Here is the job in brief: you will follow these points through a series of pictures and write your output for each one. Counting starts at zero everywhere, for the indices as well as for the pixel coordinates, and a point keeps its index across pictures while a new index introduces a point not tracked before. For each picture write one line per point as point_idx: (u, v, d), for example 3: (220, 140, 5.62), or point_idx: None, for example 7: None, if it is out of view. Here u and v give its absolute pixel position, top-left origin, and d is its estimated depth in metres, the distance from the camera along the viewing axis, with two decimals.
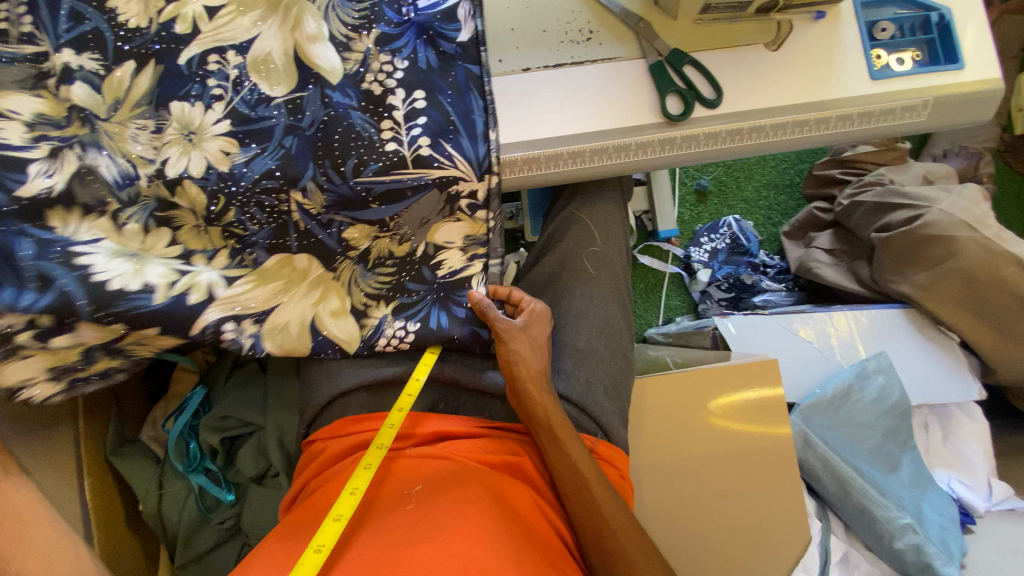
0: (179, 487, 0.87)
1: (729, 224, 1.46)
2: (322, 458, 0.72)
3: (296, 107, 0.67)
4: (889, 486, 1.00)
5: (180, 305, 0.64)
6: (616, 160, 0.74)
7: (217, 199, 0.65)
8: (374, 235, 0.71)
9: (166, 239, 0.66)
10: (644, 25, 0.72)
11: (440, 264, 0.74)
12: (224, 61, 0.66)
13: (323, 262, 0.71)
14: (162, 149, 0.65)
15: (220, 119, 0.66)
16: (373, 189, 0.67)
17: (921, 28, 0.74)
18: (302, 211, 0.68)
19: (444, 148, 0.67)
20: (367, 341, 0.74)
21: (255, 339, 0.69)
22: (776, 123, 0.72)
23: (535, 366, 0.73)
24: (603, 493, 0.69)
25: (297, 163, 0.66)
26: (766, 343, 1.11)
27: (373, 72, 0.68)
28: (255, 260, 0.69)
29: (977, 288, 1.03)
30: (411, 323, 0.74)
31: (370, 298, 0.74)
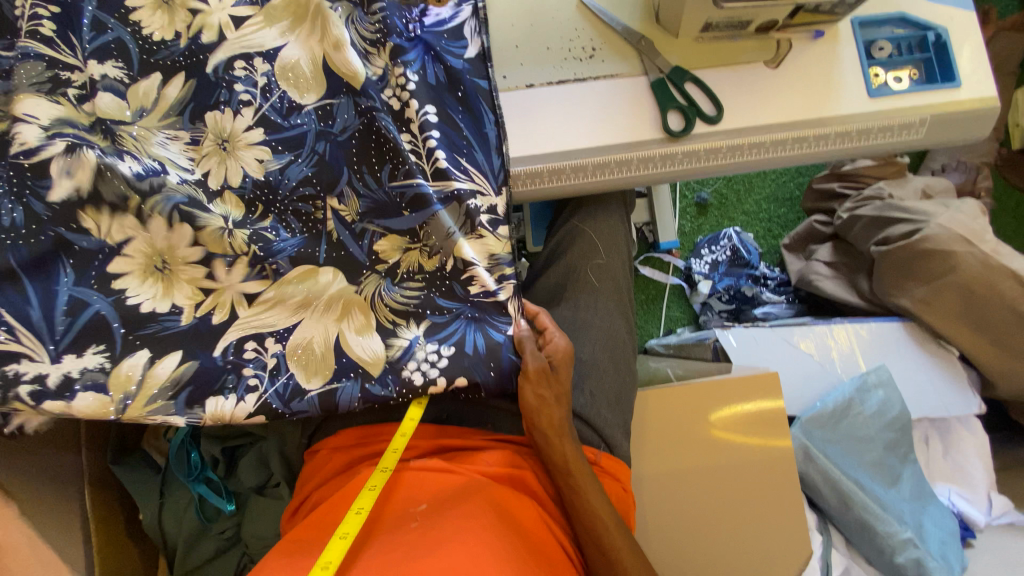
0: (181, 495, 0.88)
1: (729, 236, 1.47)
2: (327, 469, 0.74)
3: (326, 113, 0.68)
4: (890, 501, 1.00)
5: (205, 326, 0.62)
6: (614, 176, 0.74)
7: (255, 207, 0.66)
8: (403, 247, 0.68)
9: (189, 238, 0.63)
10: (646, 44, 0.74)
11: (470, 282, 0.67)
12: (251, 69, 0.67)
13: (347, 275, 0.66)
14: (201, 161, 0.66)
15: (251, 126, 0.67)
16: (405, 193, 0.67)
17: (919, 47, 0.76)
18: (338, 218, 0.67)
19: (460, 162, 0.69)
20: (393, 366, 0.64)
21: (278, 358, 0.63)
22: (776, 140, 0.73)
23: (558, 414, 0.70)
24: (599, 499, 0.70)
25: (332, 170, 0.68)
26: (766, 356, 1.12)
27: (391, 86, 0.69)
28: (276, 270, 0.65)
29: (974, 302, 1.04)
30: (444, 348, 0.65)
31: (396, 317, 0.66)
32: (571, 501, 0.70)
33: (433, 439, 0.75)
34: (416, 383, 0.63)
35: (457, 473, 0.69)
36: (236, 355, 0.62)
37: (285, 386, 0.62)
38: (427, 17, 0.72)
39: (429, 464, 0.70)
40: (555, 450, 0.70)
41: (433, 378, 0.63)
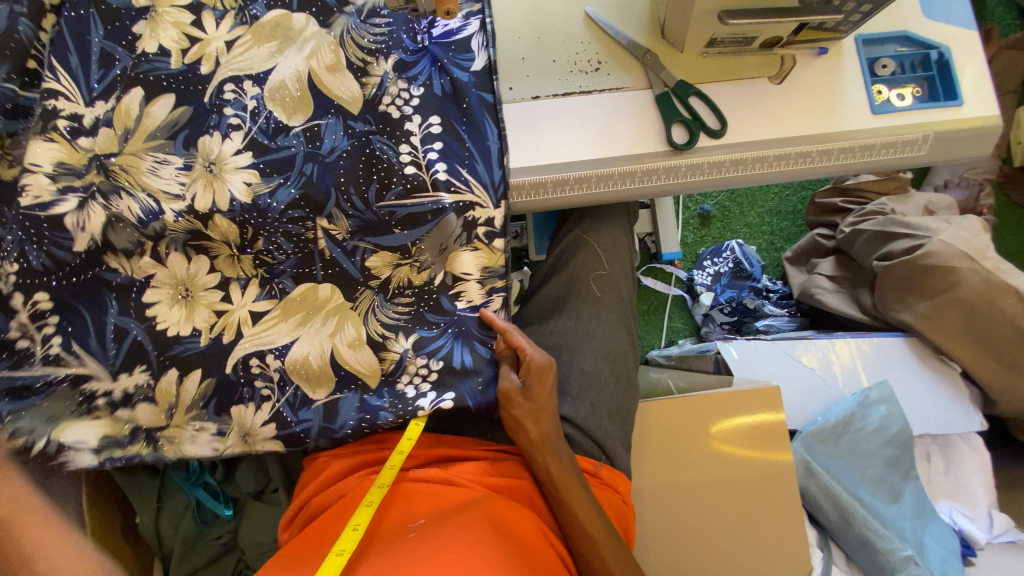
0: (178, 500, 0.87)
1: (732, 248, 1.47)
2: (322, 478, 0.73)
3: (314, 135, 0.68)
4: (891, 517, 0.99)
5: (218, 346, 0.68)
6: (620, 187, 0.74)
7: (245, 229, 0.67)
8: (395, 262, 0.71)
9: (206, 267, 0.68)
10: (651, 57, 0.74)
11: (458, 296, 0.73)
12: (241, 91, 0.68)
13: (344, 291, 0.70)
14: (190, 186, 0.66)
15: (240, 150, 0.67)
16: (396, 212, 0.69)
17: (921, 65, 0.76)
18: (329, 237, 0.69)
19: (460, 172, 0.70)
20: (388, 377, 0.71)
21: (281, 372, 0.69)
22: (781, 154, 0.73)
23: (536, 433, 0.71)
24: (585, 509, 0.70)
25: (319, 191, 0.68)
26: (769, 368, 1.11)
27: (390, 96, 0.70)
28: (283, 289, 0.70)
29: (976, 318, 1.04)
30: (433, 361, 0.71)
31: (387, 330, 0.71)
32: (559, 510, 0.70)
33: (433, 448, 0.75)
34: (410, 399, 0.70)
35: (452, 482, 0.70)
36: (246, 371, 0.69)
37: (293, 398, 0.69)
38: (435, 28, 0.73)
39: (427, 475, 0.71)
40: (541, 462, 0.71)
41: (423, 393, 0.70)
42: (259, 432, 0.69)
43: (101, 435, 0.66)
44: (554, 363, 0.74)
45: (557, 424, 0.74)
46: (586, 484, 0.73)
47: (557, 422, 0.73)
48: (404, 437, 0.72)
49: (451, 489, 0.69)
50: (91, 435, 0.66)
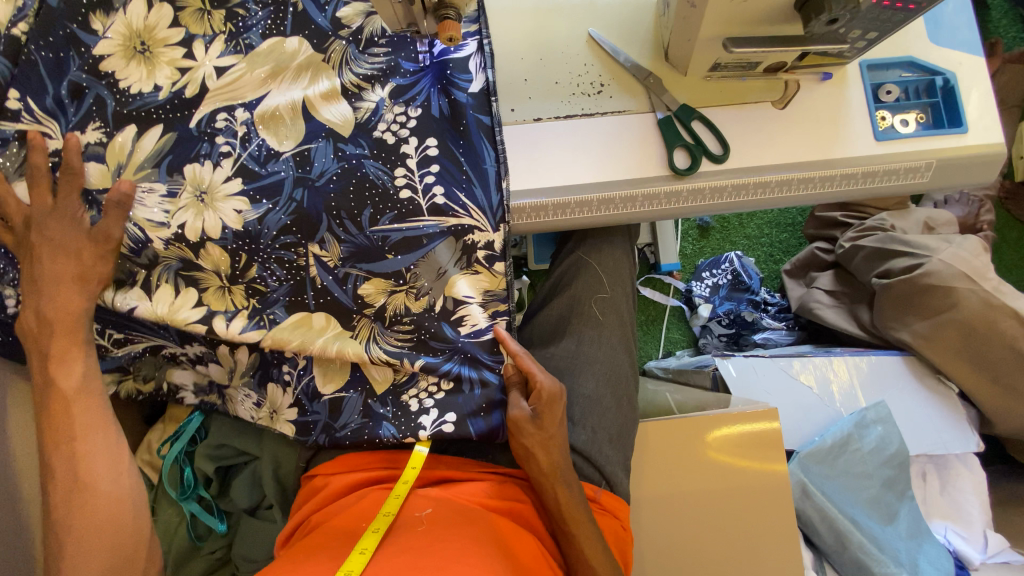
0: (172, 514, 0.89)
1: (731, 260, 1.46)
2: (322, 495, 0.74)
3: (304, 159, 0.70)
4: (886, 538, 1.00)
5: (253, 330, 0.70)
6: (621, 211, 0.74)
7: (239, 256, 0.70)
8: (389, 289, 0.71)
9: (193, 300, 0.71)
10: (653, 80, 0.74)
11: (461, 321, 0.72)
12: (232, 118, 0.71)
13: (341, 321, 0.71)
14: (177, 213, 0.69)
15: (229, 177, 0.70)
16: (388, 238, 0.70)
17: (926, 91, 0.76)
18: (321, 264, 0.70)
19: (457, 197, 0.70)
20: (396, 389, 0.73)
21: (307, 360, 0.72)
22: (782, 179, 0.73)
23: (547, 463, 0.71)
24: (590, 541, 0.71)
25: (311, 216, 0.70)
26: (766, 387, 1.11)
27: (386, 122, 0.71)
28: (273, 319, 0.71)
29: (975, 339, 1.04)
30: (444, 381, 0.72)
31: (392, 355, 0.71)
32: (564, 541, 0.71)
33: (432, 469, 0.76)
34: (413, 414, 0.71)
35: (456, 502, 0.70)
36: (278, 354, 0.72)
37: (307, 388, 0.73)
38: (435, 46, 0.73)
39: (433, 494, 0.72)
40: (548, 489, 0.72)
41: (427, 408, 0.71)
42: (284, 411, 0.74)
43: (194, 382, 0.78)
44: (564, 386, 0.74)
45: (567, 454, 0.74)
46: (591, 514, 0.73)
47: (567, 451, 0.74)
48: (408, 466, 0.74)
49: (450, 509, 0.69)
50: (188, 380, 0.78)
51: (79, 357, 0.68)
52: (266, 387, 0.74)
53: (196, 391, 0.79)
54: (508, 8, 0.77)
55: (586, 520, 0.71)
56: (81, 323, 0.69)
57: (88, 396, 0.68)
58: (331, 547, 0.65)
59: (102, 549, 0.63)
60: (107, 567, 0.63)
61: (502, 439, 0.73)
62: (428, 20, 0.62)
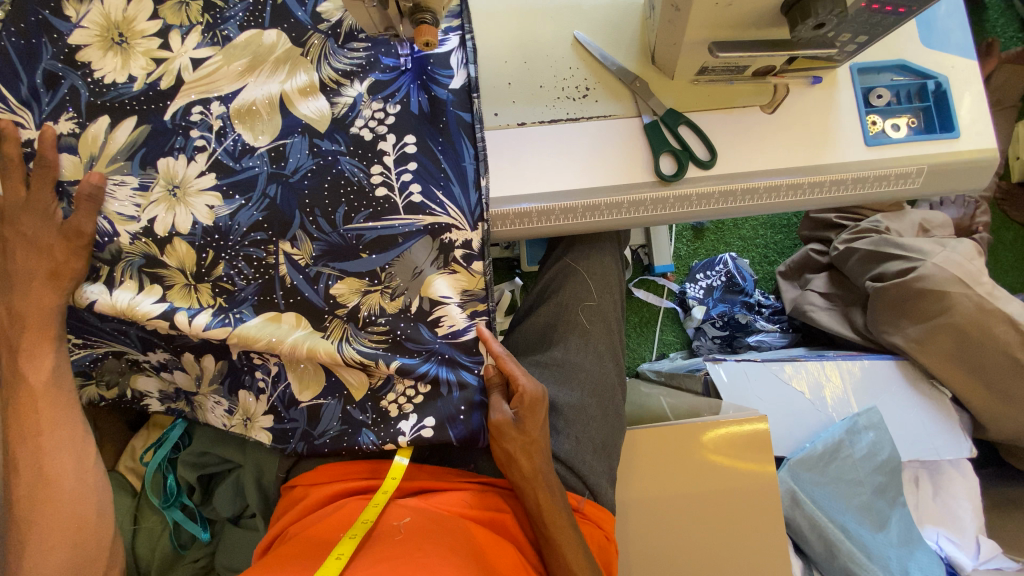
0: (154, 522, 0.88)
1: (725, 261, 1.44)
2: (301, 506, 0.73)
3: (279, 155, 0.70)
4: (875, 547, 0.98)
5: (217, 329, 0.68)
6: (607, 218, 0.73)
7: (207, 252, 0.69)
8: (363, 289, 0.70)
9: (156, 296, 0.69)
10: (640, 85, 0.73)
11: (438, 321, 0.70)
12: (208, 112, 0.70)
13: (312, 321, 0.70)
14: (148, 207, 0.69)
15: (203, 172, 0.69)
16: (363, 236, 0.69)
17: (918, 95, 0.75)
18: (291, 262, 0.69)
19: (435, 195, 0.69)
20: (373, 394, 0.71)
21: (279, 365, 0.72)
22: (770, 186, 0.71)
23: (529, 468, 0.70)
24: (573, 547, 0.70)
25: (284, 213, 0.69)
26: (759, 395, 1.09)
27: (363, 118, 0.70)
28: (240, 318, 0.69)
29: (968, 345, 1.03)
30: (421, 384, 0.70)
31: (365, 358, 0.69)
32: (546, 546, 0.70)
33: (415, 480, 0.75)
34: (392, 420, 0.70)
35: (437, 512, 0.70)
36: (248, 361, 0.72)
37: (283, 395, 0.72)
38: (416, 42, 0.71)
39: (412, 504, 0.71)
40: (531, 496, 0.71)
41: (407, 413, 0.70)
42: (259, 419, 0.73)
43: (160, 389, 0.77)
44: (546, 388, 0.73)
45: (549, 456, 0.73)
46: (574, 521, 0.72)
47: (547, 455, 0.73)
48: (388, 476, 0.74)
49: (430, 520, 0.68)
50: (153, 387, 0.77)
51: (49, 352, 0.68)
52: (236, 395, 0.74)
53: (162, 399, 0.78)
54: (492, 10, 0.76)
55: (571, 531, 0.70)
56: (53, 317, 0.68)
57: (58, 391, 0.69)
58: (305, 559, 0.64)
59: (60, 548, 0.64)
60: (69, 563, 0.64)
61: (483, 443, 0.72)
62: (404, 25, 0.61)
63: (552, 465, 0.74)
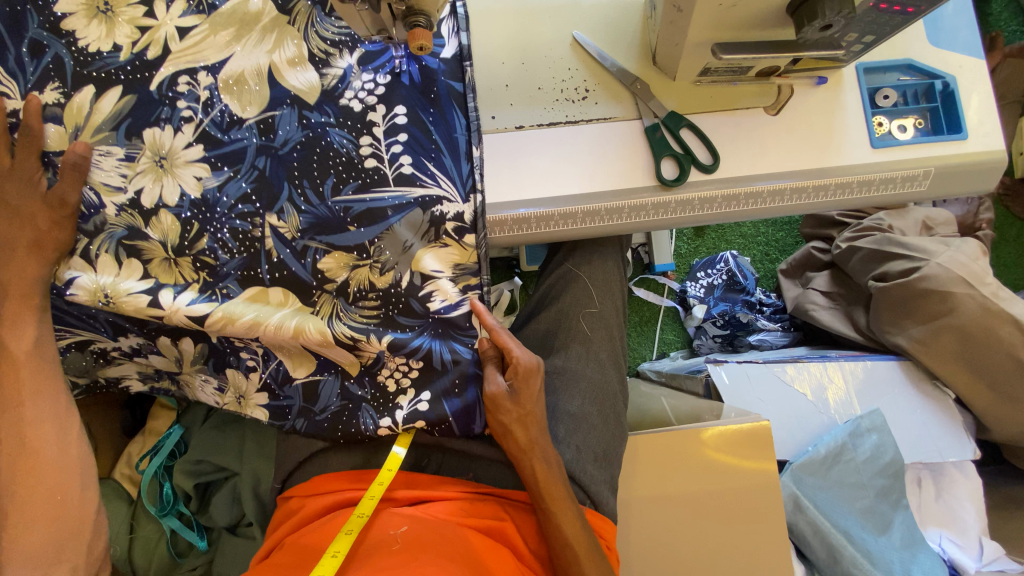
0: (150, 531, 0.87)
1: (727, 259, 1.43)
2: (299, 516, 0.72)
3: (268, 127, 0.68)
4: (879, 550, 0.97)
5: (198, 306, 0.67)
6: (607, 223, 0.71)
7: (191, 225, 0.68)
8: (351, 263, 0.68)
9: (138, 272, 0.68)
10: (640, 86, 0.71)
11: (430, 296, 0.69)
12: (195, 82, 0.68)
13: (300, 297, 0.69)
14: (135, 178, 0.68)
15: (190, 143, 0.68)
16: (351, 209, 0.68)
17: (925, 95, 0.73)
18: (277, 235, 0.68)
19: (426, 166, 0.68)
20: (368, 370, 0.71)
21: (264, 348, 0.71)
22: (774, 190, 0.70)
23: (524, 439, 0.70)
24: (568, 517, 0.70)
25: (272, 185, 0.68)
26: (761, 395, 1.08)
27: (353, 90, 0.69)
28: (226, 294, 0.68)
29: (972, 345, 1.02)
30: (413, 361, 0.70)
31: (356, 332, 0.68)
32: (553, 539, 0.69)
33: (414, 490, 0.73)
34: (390, 393, 0.71)
35: (436, 522, 0.69)
36: (231, 344, 0.71)
37: (275, 373, 0.72)
38: None
39: (408, 512, 0.70)
40: (525, 466, 0.70)
41: (404, 388, 0.70)
42: (253, 396, 0.73)
43: (139, 370, 0.76)
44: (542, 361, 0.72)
45: (546, 428, 0.72)
46: (570, 492, 0.72)
47: (545, 427, 0.72)
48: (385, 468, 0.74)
49: (428, 531, 0.67)
50: (132, 370, 0.76)
51: (31, 321, 0.66)
52: (225, 373, 0.73)
53: (143, 380, 0.77)
54: (489, 7, 0.74)
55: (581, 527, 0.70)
56: (36, 289, 0.66)
57: (41, 361, 0.67)
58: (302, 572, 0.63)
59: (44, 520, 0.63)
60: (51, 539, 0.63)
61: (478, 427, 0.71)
62: (397, 28, 0.59)
63: (549, 437, 0.73)
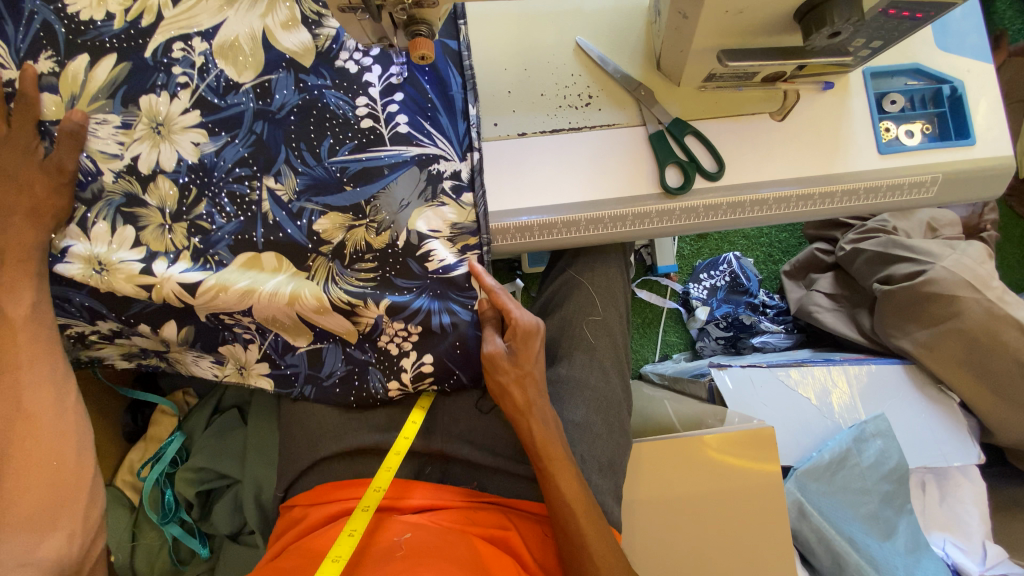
0: (153, 538, 0.86)
1: (729, 261, 1.42)
2: (302, 526, 0.72)
3: (265, 91, 0.69)
4: (884, 556, 0.96)
5: (192, 272, 0.67)
6: (612, 231, 0.70)
7: (189, 191, 0.68)
8: (347, 224, 0.68)
9: (131, 240, 0.68)
10: (644, 92, 0.70)
11: (426, 257, 0.69)
12: (190, 48, 0.69)
13: (294, 262, 0.69)
14: (132, 145, 0.68)
15: (187, 109, 0.69)
16: (347, 169, 0.69)
17: (933, 100, 0.72)
18: (274, 197, 0.68)
19: (422, 125, 0.69)
20: (367, 336, 0.71)
21: (257, 325, 0.70)
22: (780, 197, 0.69)
23: (522, 399, 0.69)
24: (567, 478, 0.69)
25: (269, 149, 0.69)
26: (766, 400, 1.07)
27: (346, 51, 0.70)
28: (219, 261, 0.68)
29: (978, 350, 1.01)
30: (411, 324, 0.70)
31: (354, 297, 0.68)
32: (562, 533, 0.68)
33: (419, 497, 0.73)
34: (393, 355, 0.72)
35: (439, 531, 0.68)
36: (221, 322, 0.70)
37: (276, 343, 0.72)
38: None
39: (412, 519, 0.70)
40: (524, 427, 0.69)
41: (407, 350, 0.71)
42: (254, 367, 0.74)
43: (120, 352, 0.76)
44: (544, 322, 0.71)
45: (546, 389, 0.72)
46: (569, 452, 0.72)
47: (544, 388, 0.71)
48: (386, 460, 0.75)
49: (433, 539, 0.66)
50: (113, 353, 0.76)
51: (29, 288, 0.65)
52: (219, 349, 0.73)
53: (127, 358, 0.77)
54: (491, 11, 0.73)
55: (585, 503, 0.69)
56: (33, 255, 0.65)
57: (38, 323, 0.66)
58: None
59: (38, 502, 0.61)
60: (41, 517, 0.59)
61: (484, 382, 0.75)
62: (399, 36, 0.58)
63: (549, 401, 0.72)
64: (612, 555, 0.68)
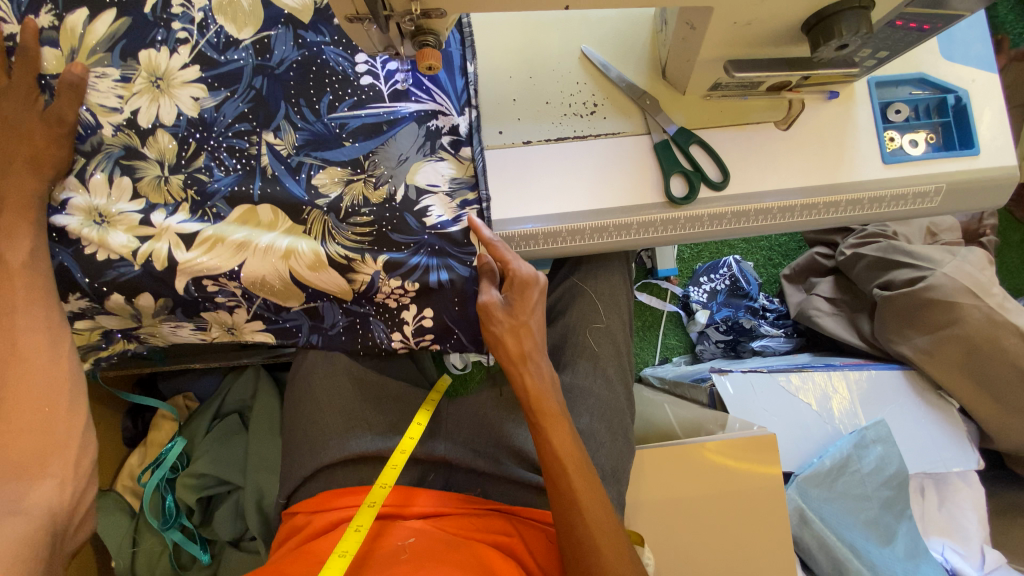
0: (153, 543, 0.86)
1: (729, 264, 1.41)
2: (304, 533, 0.71)
3: (264, 47, 0.69)
4: (883, 561, 0.97)
5: (190, 223, 0.67)
6: (617, 239, 0.70)
7: (188, 145, 0.68)
8: (345, 179, 0.68)
9: (129, 193, 0.67)
10: (648, 101, 0.70)
11: (425, 212, 0.68)
12: (190, 5, 0.69)
13: (289, 215, 0.68)
14: (132, 98, 0.68)
15: (186, 64, 0.68)
16: (346, 125, 0.69)
17: (937, 109, 0.72)
18: (273, 151, 0.68)
19: (422, 81, 0.70)
20: (362, 294, 0.70)
21: (242, 288, 0.68)
22: (784, 207, 0.69)
23: (517, 349, 0.67)
24: (560, 434, 0.68)
25: (269, 104, 0.69)
26: (766, 405, 1.07)
27: None
28: (217, 213, 0.67)
29: (977, 357, 1.01)
30: (408, 281, 0.69)
31: (350, 252, 0.68)
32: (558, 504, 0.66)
33: (422, 502, 0.73)
34: (393, 308, 0.71)
35: (443, 538, 0.68)
36: (201, 291, 0.68)
37: (266, 304, 0.70)
38: None
39: (416, 526, 0.70)
40: (519, 379, 0.68)
41: (406, 305, 0.71)
42: (245, 326, 0.72)
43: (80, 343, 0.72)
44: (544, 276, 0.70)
45: (544, 344, 0.70)
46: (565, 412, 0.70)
47: (541, 343, 0.70)
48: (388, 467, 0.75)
49: (437, 545, 0.66)
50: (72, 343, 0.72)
51: (28, 233, 0.63)
52: (201, 317, 0.71)
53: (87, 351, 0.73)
54: (494, 18, 0.73)
55: (577, 459, 0.67)
56: (34, 203, 0.64)
57: (35, 272, 0.63)
58: None
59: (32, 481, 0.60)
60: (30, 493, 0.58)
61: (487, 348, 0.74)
62: (406, 45, 0.58)
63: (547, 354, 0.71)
64: (613, 531, 0.65)
